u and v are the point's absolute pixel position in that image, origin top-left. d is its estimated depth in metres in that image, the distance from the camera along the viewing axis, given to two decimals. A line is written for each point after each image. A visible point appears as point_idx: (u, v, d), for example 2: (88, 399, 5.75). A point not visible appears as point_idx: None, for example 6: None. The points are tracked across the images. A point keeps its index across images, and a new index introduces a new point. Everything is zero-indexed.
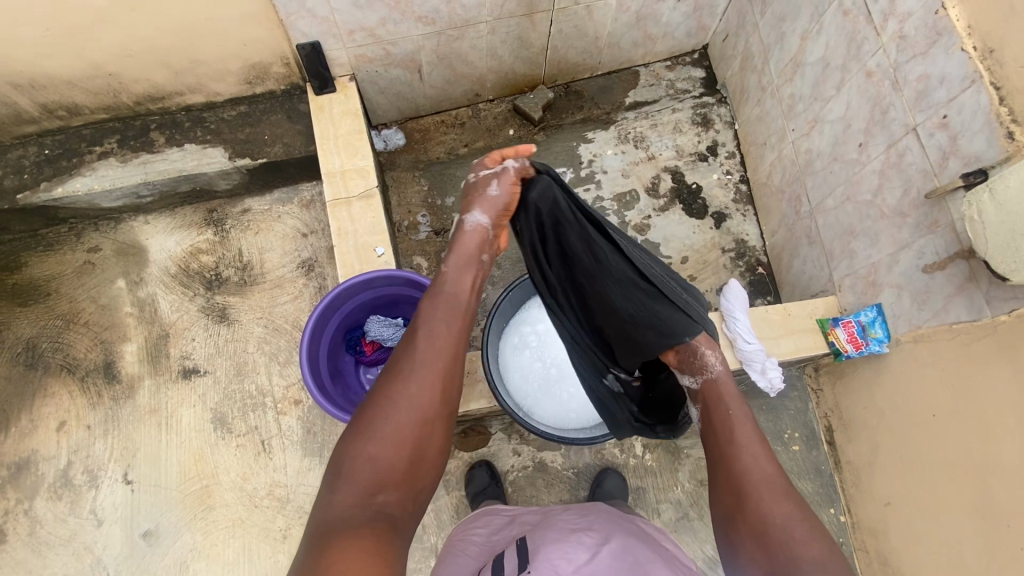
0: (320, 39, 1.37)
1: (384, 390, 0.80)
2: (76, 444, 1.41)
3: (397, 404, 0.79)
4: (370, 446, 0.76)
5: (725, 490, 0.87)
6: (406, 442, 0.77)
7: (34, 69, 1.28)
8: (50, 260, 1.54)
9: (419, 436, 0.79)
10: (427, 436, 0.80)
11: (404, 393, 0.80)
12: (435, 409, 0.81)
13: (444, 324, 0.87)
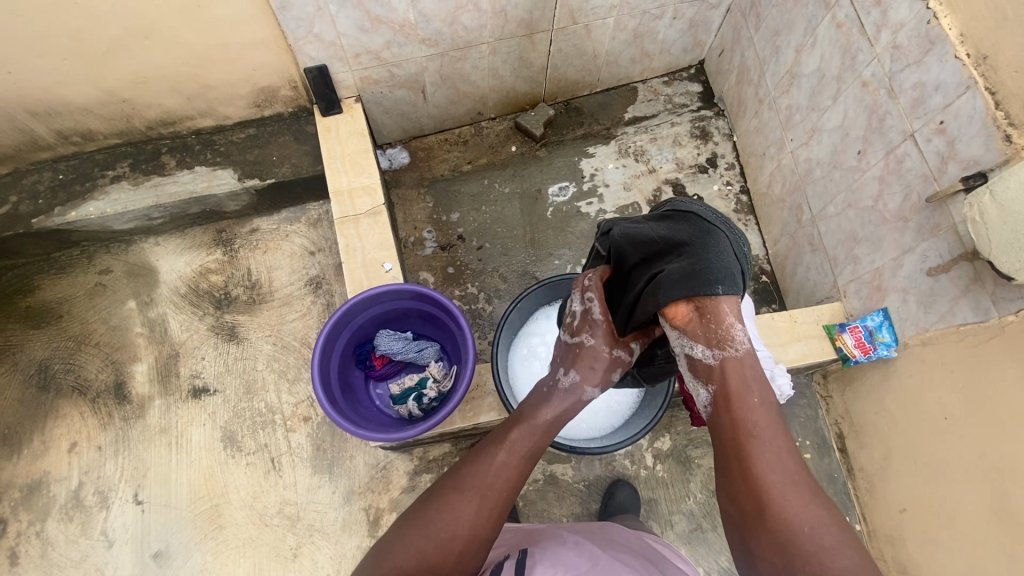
0: (327, 62, 1.40)
1: (448, 491, 0.85)
2: (87, 465, 1.41)
3: (459, 513, 0.82)
4: (421, 543, 0.79)
5: (741, 495, 0.78)
6: (452, 549, 0.79)
7: (50, 97, 1.32)
8: (63, 282, 1.56)
9: (464, 544, 0.80)
10: (472, 552, 0.81)
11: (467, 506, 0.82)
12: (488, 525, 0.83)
13: (527, 446, 0.89)
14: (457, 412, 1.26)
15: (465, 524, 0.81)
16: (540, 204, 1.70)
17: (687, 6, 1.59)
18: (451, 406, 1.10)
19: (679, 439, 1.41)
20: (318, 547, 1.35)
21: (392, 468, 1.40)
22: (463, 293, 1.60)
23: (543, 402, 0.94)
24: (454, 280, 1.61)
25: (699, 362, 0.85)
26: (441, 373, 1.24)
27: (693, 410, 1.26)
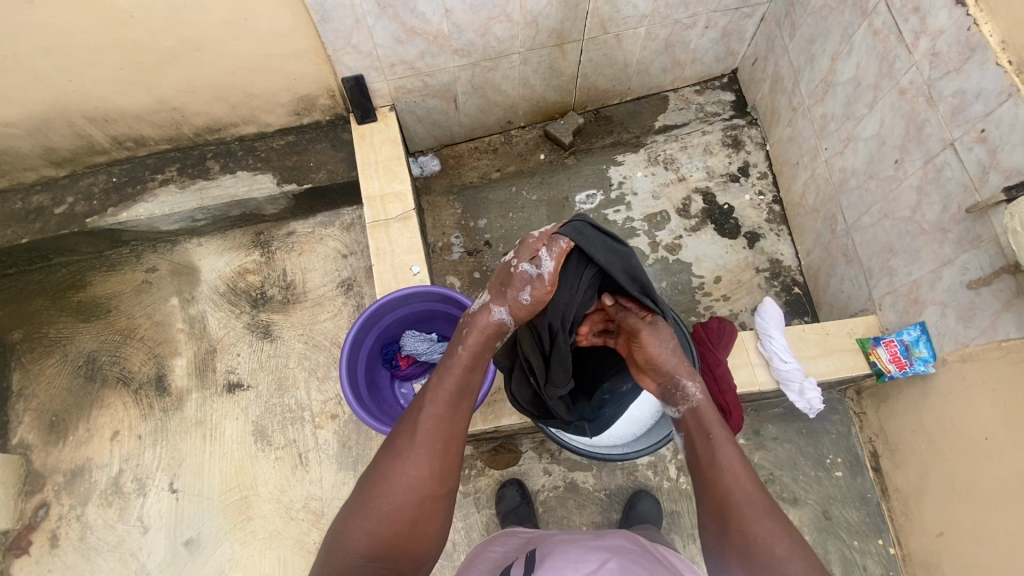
0: (364, 72, 1.46)
1: (392, 451, 0.86)
2: (128, 453, 1.48)
3: (399, 476, 0.84)
4: (371, 516, 0.82)
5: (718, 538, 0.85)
6: (406, 510, 0.83)
7: (108, 105, 1.41)
8: (112, 279, 1.65)
9: (419, 500, 0.83)
10: (428, 505, 0.84)
11: (405, 466, 0.84)
12: (435, 476, 0.85)
13: (455, 384, 0.90)
14: (479, 414, 1.28)
15: (414, 483, 0.83)
16: (567, 211, 1.71)
17: (719, 16, 1.58)
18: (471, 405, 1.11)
19: None
20: None
21: None
22: None
23: (458, 341, 0.92)
24: (481, 285, 1.63)
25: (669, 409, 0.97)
26: None
27: (720, 422, 1.23)
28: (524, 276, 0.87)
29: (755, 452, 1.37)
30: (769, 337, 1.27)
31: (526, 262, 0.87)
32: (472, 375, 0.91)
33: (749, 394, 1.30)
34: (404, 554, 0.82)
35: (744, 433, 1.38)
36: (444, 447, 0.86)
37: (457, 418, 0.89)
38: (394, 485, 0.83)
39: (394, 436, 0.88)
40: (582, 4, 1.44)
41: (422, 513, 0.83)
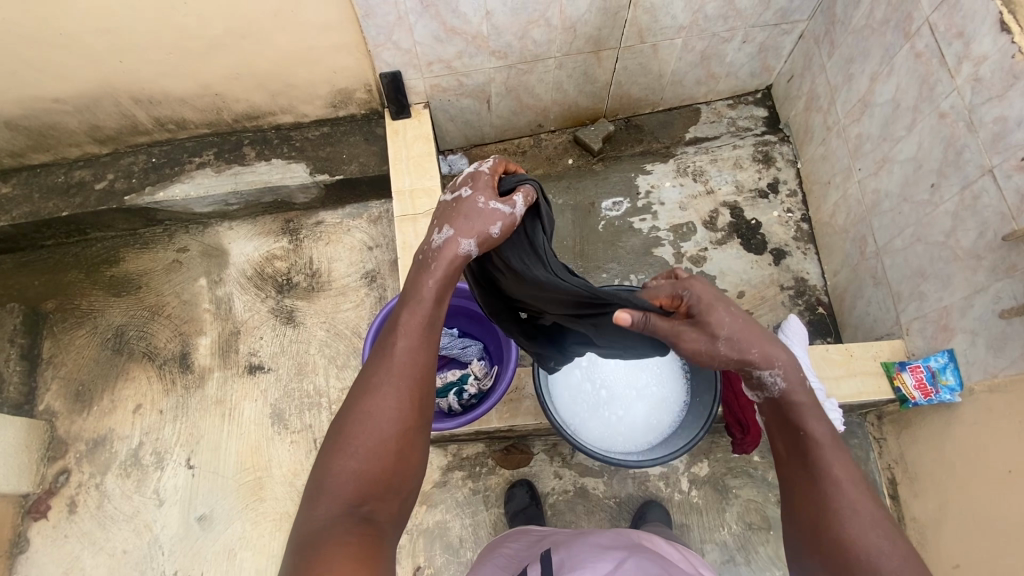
0: (401, 69, 1.49)
1: (361, 394, 0.78)
2: (149, 427, 1.51)
3: (376, 411, 0.76)
4: (351, 457, 0.74)
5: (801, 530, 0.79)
6: (388, 444, 0.75)
7: (154, 87, 1.45)
8: (144, 256, 1.70)
9: (397, 441, 0.76)
10: (406, 445, 0.77)
11: (382, 399, 0.77)
12: (412, 414, 0.78)
13: (424, 315, 0.81)
14: (495, 412, 1.28)
15: (389, 423, 0.76)
16: (593, 217, 1.71)
17: (757, 31, 1.58)
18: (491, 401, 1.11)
19: (717, 466, 1.37)
20: None
21: None
22: None
23: (423, 273, 0.82)
24: None
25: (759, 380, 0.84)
26: (483, 371, 1.26)
27: (736, 436, 1.25)
28: (494, 213, 0.82)
29: (769, 470, 1.36)
30: (791, 355, 1.25)
31: (494, 199, 0.82)
32: (441, 306, 0.83)
33: (767, 412, 1.29)
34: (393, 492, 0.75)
35: (759, 450, 1.37)
36: (418, 382, 0.79)
37: (430, 352, 0.81)
38: (373, 420, 0.76)
39: (361, 381, 0.80)
40: (620, 12, 1.45)
41: (407, 445, 0.77)
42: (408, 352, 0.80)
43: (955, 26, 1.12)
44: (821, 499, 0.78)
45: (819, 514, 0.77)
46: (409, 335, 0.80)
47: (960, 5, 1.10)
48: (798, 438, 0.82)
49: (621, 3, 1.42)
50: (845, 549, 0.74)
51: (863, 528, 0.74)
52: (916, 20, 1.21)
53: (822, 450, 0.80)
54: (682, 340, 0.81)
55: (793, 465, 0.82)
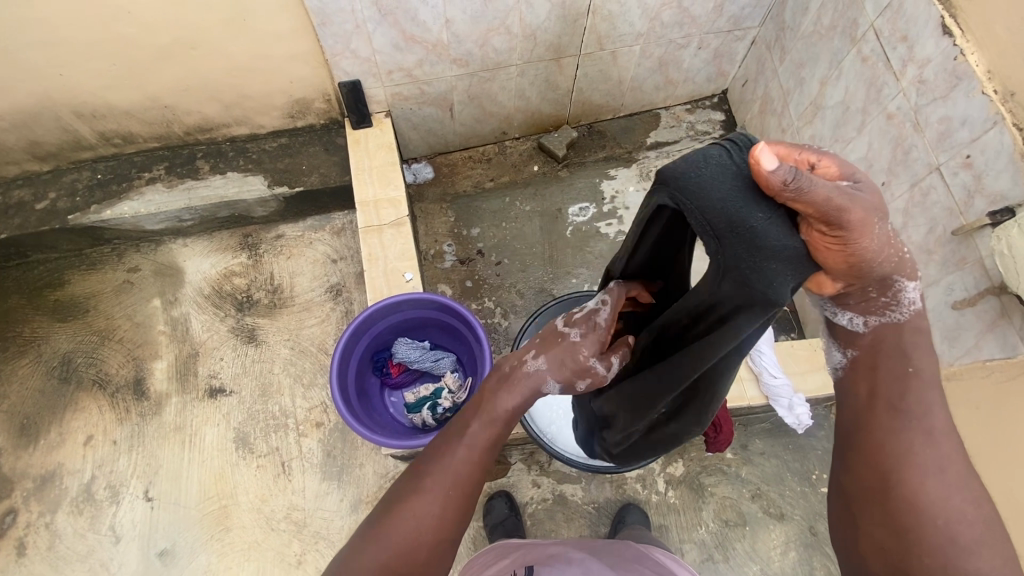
0: (361, 77, 1.46)
1: (411, 483, 0.70)
2: (101, 459, 1.43)
3: (425, 509, 0.68)
4: (385, 551, 0.66)
5: (863, 473, 0.70)
6: (421, 550, 0.67)
7: (97, 100, 1.38)
8: (92, 278, 1.60)
9: (430, 550, 0.68)
10: (435, 557, 0.68)
11: (430, 500, 0.68)
12: (449, 523, 0.68)
13: (498, 429, 0.72)
14: None
15: (431, 529, 0.67)
16: (560, 223, 1.72)
17: (712, 37, 1.62)
18: None
19: (692, 466, 1.39)
20: (323, 555, 1.34)
21: None
22: (480, 306, 1.61)
23: (505, 384, 0.74)
24: (472, 294, 1.63)
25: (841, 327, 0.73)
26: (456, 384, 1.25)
27: (709, 436, 1.26)
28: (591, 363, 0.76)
29: (742, 467, 1.38)
30: (759, 353, 1.25)
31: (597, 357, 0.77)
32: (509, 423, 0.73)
33: (738, 409, 1.31)
34: None
35: (732, 447, 1.39)
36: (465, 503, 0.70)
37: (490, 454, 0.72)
38: (417, 519, 0.67)
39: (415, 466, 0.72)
40: (580, 20, 1.46)
41: (434, 563, 0.68)
42: (469, 460, 0.70)
43: (898, 31, 1.17)
44: (901, 450, 0.68)
45: (898, 449, 0.68)
46: (473, 431, 0.71)
47: (902, 11, 1.15)
48: (905, 378, 0.69)
49: (580, 10, 1.43)
50: (916, 505, 0.66)
51: (932, 472, 0.67)
52: (862, 26, 1.26)
53: (925, 395, 0.69)
54: (852, 203, 0.55)
55: (886, 403, 0.70)
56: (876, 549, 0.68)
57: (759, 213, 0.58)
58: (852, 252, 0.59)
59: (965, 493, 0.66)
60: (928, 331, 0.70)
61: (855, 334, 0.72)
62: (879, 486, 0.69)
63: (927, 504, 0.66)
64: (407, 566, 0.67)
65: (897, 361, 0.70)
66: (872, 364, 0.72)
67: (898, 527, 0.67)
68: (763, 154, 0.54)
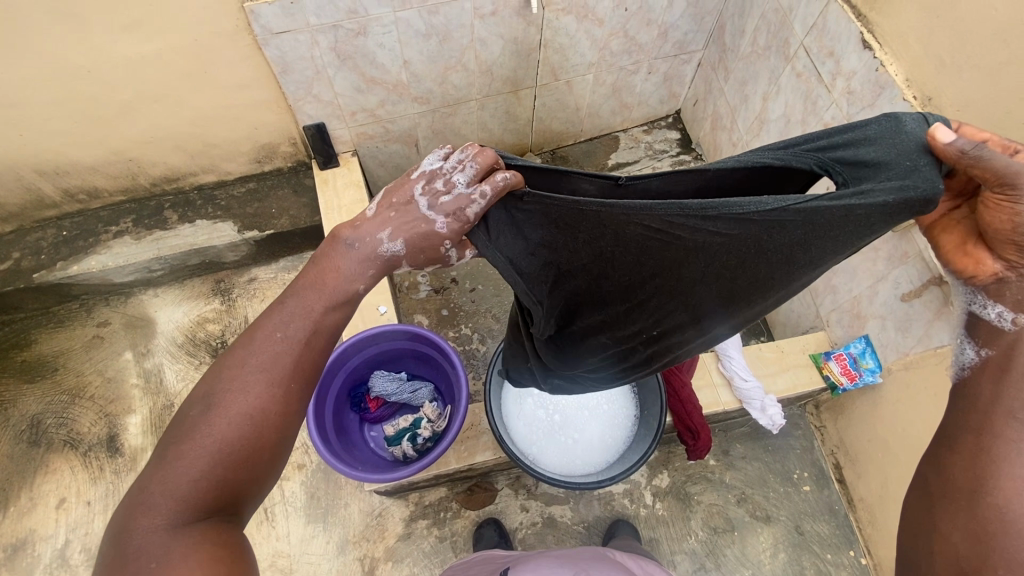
0: (325, 120, 1.49)
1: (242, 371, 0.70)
2: (75, 522, 1.38)
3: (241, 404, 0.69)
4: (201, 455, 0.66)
5: (956, 473, 0.71)
6: (249, 441, 0.68)
7: (60, 158, 1.39)
8: (60, 336, 1.58)
9: (262, 435, 0.69)
10: (273, 444, 0.70)
11: (249, 391, 0.70)
12: (281, 411, 0.71)
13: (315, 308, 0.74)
14: (453, 452, 1.26)
15: (253, 418, 0.69)
16: None
17: (660, 62, 1.71)
18: (444, 444, 1.11)
19: (677, 475, 1.40)
20: None
21: (387, 516, 1.36)
22: (457, 334, 1.63)
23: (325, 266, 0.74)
24: (448, 322, 1.64)
25: (988, 322, 0.77)
26: (435, 413, 1.26)
27: (689, 443, 1.28)
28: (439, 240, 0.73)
29: (725, 472, 1.40)
30: (728, 358, 1.30)
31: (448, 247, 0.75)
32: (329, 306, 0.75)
33: (715, 415, 1.34)
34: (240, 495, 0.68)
35: (714, 454, 1.42)
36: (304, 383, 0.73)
37: (322, 333, 0.75)
38: (231, 414, 0.68)
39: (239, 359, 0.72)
40: (532, 53, 1.53)
41: (265, 447, 0.70)
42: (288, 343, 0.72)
43: (825, 47, 1.26)
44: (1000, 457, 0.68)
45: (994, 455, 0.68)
46: (302, 305, 0.73)
47: (826, 29, 1.24)
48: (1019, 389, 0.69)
49: (532, 44, 1.50)
50: (1004, 510, 0.66)
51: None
52: (793, 44, 1.36)
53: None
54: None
55: (995, 409, 0.70)
56: (950, 552, 0.69)
57: (875, 177, 0.65)
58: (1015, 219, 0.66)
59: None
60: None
61: (999, 331, 0.75)
62: (970, 486, 0.69)
63: (1008, 515, 0.66)
64: (240, 457, 0.67)
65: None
66: (1002, 367, 0.73)
67: (979, 534, 0.67)
68: (938, 134, 0.64)
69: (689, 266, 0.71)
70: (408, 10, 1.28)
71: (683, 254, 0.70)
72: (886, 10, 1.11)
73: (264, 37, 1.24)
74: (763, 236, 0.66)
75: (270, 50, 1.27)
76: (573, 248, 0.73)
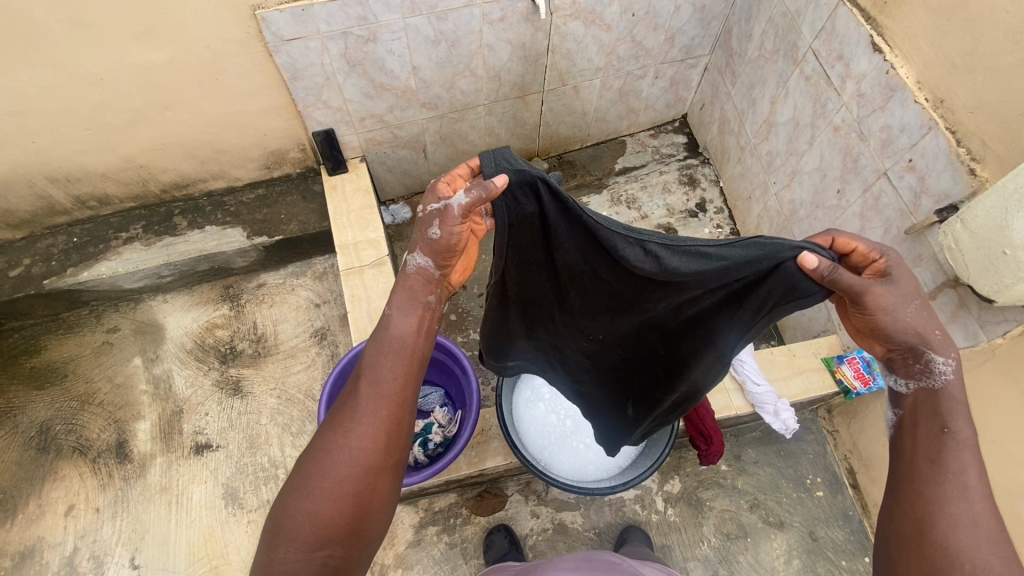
0: (334, 126, 1.50)
1: (338, 419, 0.76)
2: (84, 529, 1.37)
3: (343, 447, 0.73)
4: (314, 497, 0.71)
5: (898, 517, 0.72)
6: (353, 483, 0.72)
7: (72, 165, 1.39)
8: (69, 342, 1.58)
9: (366, 475, 0.73)
10: (378, 491, 0.74)
11: (348, 436, 0.74)
12: (386, 452, 0.75)
13: (397, 344, 0.77)
14: (464, 458, 1.26)
15: (355, 460, 0.73)
16: None
17: (667, 67, 1.72)
18: (457, 448, 1.11)
19: (688, 481, 1.39)
20: None
21: (396, 522, 1.35)
22: (465, 338, 1.62)
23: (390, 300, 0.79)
24: (456, 327, 1.63)
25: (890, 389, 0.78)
26: (446, 418, 1.26)
27: (701, 448, 1.27)
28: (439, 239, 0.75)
29: (737, 477, 1.39)
30: (740, 361, 1.29)
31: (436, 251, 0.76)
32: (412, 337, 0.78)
33: (727, 420, 1.33)
34: (353, 535, 0.72)
35: (725, 459, 1.41)
36: (400, 424, 0.76)
37: (406, 370, 0.77)
38: (336, 458, 0.73)
39: (335, 411, 0.77)
40: (540, 59, 1.54)
41: (371, 485, 0.73)
42: (375, 385, 0.76)
43: (834, 51, 1.26)
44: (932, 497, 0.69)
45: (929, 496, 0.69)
46: (384, 349, 0.77)
47: (835, 32, 1.24)
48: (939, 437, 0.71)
49: (540, 50, 1.51)
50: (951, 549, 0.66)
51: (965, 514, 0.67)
52: (801, 48, 1.36)
53: (962, 455, 0.69)
54: (871, 289, 0.68)
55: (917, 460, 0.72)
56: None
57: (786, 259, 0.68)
58: (873, 324, 0.72)
59: (996, 547, 0.66)
60: (965, 400, 0.72)
61: (898, 394, 0.77)
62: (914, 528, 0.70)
63: (947, 551, 0.66)
64: (352, 501, 0.72)
65: (938, 419, 0.72)
66: (914, 423, 0.75)
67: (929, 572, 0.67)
68: (806, 259, 0.66)
69: (615, 286, 0.78)
70: (417, 16, 1.29)
71: (618, 281, 0.77)
72: (895, 13, 1.11)
73: (276, 44, 1.24)
74: (688, 285, 0.72)
75: (280, 57, 1.27)
76: (536, 248, 0.78)
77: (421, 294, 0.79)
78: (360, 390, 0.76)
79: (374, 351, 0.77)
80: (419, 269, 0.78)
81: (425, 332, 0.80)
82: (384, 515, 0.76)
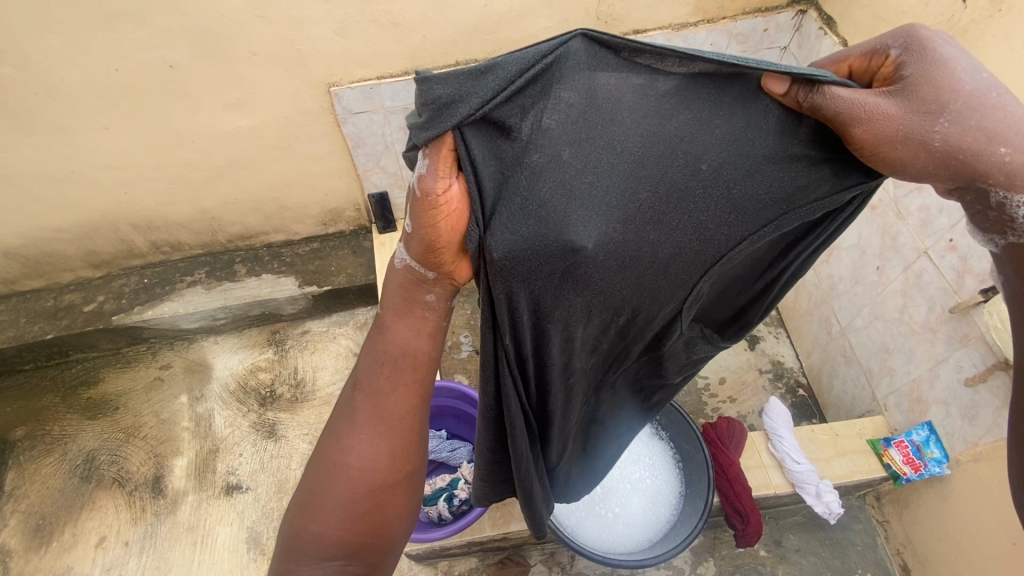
0: (388, 189, 1.62)
1: (342, 429, 0.69)
2: (110, 563, 1.39)
3: (359, 460, 0.68)
4: (334, 515, 0.68)
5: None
6: (369, 496, 0.69)
7: (155, 214, 1.55)
8: (124, 376, 1.68)
9: (383, 486, 0.69)
10: (394, 501, 0.71)
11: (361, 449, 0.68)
12: (392, 467, 0.69)
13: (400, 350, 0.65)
14: (487, 518, 1.23)
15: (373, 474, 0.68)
16: None
17: None
18: (481, 507, 1.09)
19: (724, 565, 1.30)
20: None
21: None
22: None
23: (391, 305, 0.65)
24: None
25: None
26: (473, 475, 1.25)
27: (737, 528, 1.20)
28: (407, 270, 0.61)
29: (777, 566, 1.29)
30: (778, 437, 1.26)
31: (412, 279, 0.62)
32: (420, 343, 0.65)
33: (766, 500, 1.26)
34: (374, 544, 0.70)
35: (765, 543, 1.32)
36: (408, 439, 0.69)
37: (417, 378, 0.67)
38: (347, 476, 0.68)
39: (337, 418, 0.71)
40: None
41: (388, 496, 0.70)
42: (379, 399, 0.67)
43: None
44: None
45: None
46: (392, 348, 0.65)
47: None
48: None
49: None
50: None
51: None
52: None
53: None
54: None
55: None
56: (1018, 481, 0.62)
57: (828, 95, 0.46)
58: None
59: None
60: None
61: None
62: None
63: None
64: (368, 518, 0.69)
65: None
66: None
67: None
68: None
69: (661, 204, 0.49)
70: None
71: (626, 252, 0.51)
72: None
73: (344, 116, 1.40)
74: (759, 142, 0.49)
75: (347, 127, 1.42)
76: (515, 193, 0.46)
77: (415, 295, 0.62)
78: (363, 400, 0.68)
79: (370, 361, 0.67)
80: (407, 268, 0.61)
81: (428, 333, 0.65)
82: (406, 523, 0.73)
